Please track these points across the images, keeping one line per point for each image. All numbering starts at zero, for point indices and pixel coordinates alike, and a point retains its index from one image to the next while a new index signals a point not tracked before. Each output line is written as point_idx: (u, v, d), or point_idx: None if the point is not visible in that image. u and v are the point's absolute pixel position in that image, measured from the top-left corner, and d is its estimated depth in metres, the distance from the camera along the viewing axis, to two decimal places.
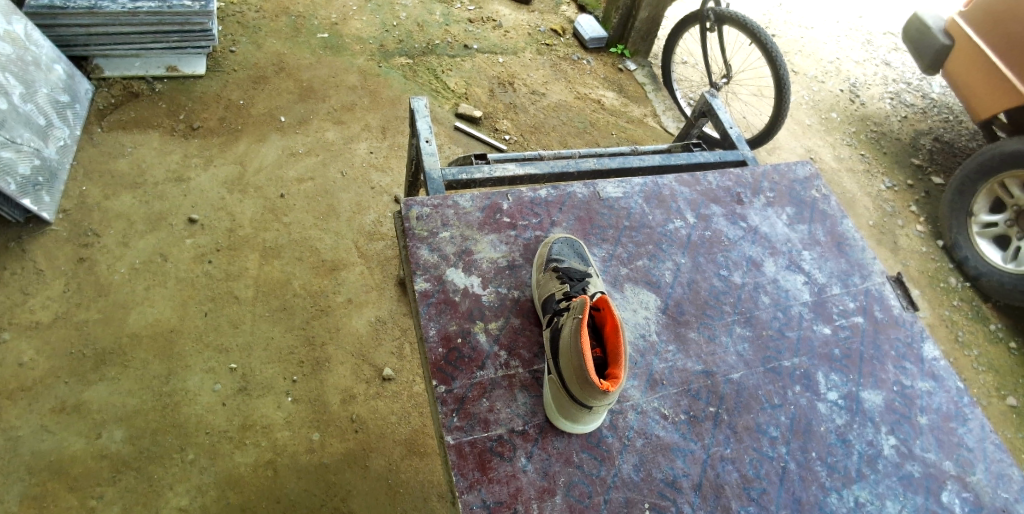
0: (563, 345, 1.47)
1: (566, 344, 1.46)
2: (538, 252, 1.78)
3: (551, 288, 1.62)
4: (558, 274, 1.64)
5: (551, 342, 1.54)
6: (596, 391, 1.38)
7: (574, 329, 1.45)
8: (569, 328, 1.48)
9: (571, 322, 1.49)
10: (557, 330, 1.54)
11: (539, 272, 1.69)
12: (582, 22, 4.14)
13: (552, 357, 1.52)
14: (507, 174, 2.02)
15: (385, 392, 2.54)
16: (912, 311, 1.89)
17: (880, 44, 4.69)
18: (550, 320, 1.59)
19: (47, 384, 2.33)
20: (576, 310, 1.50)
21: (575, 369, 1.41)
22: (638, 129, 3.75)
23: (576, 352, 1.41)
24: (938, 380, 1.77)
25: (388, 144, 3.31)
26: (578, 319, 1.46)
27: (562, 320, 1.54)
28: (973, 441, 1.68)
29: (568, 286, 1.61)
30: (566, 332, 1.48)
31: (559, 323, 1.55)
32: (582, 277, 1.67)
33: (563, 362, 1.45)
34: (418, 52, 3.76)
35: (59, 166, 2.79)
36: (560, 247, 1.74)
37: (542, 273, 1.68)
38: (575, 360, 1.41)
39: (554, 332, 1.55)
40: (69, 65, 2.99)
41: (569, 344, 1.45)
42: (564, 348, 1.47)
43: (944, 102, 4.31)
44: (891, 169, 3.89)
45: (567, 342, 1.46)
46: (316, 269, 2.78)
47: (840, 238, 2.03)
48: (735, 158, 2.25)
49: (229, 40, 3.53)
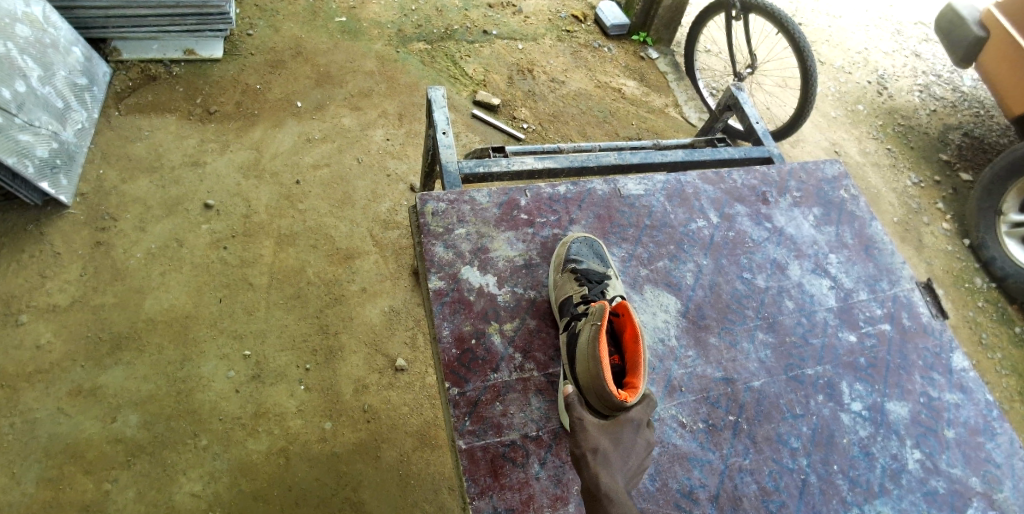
0: (578, 351, 1.44)
1: (582, 352, 1.42)
2: (556, 251, 1.74)
3: (568, 290, 1.59)
4: (576, 275, 1.61)
5: (567, 345, 1.51)
6: (612, 397, 1.36)
7: (591, 336, 1.41)
8: (586, 333, 1.44)
9: (588, 328, 1.45)
10: (574, 334, 1.50)
11: (556, 271, 1.66)
12: (604, 8, 4.05)
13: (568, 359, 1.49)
14: (526, 168, 1.97)
15: (397, 383, 2.52)
16: (941, 320, 1.82)
17: (911, 35, 4.54)
18: (567, 322, 1.55)
19: (64, 367, 2.35)
20: (593, 315, 1.46)
21: (591, 376, 1.39)
22: (658, 120, 3.68)
23: (592, 361, 1.38)
24: (967, 392, 1.71)
25: (404, 131, 3.27)
26: (596, 325, 1.42)
27: (580, 325, 1.50)
28: (1002, 457, 1.63)
29: (585, 289, 1.58)
30: (583, 338, 1.45)
31: (575, 326, 1.51)
32: (601, 278, 1.64)
33: (579, 364, 1.43)
34: (436, 37, 3.70)
35: (76, 149, 2.79)
36: (578, 247, 1.70)
37: (559, 273, 1.65)
38: (592, 368, 1.38)
39: (571, 334, 1.52)
40: (87, 47, 2.98)
41: (585, 352, 1.41)
42: (581, 354, 1.44)
43: (975, 96, 4.17)
44: (918, 164, 3.78)
45: (582, 348, 1.43)
46: (331, 258, 2.76)
47: (869, 241, 1.96)
48: (760, 155, 2.19)
49: (247, 23, 3.50)
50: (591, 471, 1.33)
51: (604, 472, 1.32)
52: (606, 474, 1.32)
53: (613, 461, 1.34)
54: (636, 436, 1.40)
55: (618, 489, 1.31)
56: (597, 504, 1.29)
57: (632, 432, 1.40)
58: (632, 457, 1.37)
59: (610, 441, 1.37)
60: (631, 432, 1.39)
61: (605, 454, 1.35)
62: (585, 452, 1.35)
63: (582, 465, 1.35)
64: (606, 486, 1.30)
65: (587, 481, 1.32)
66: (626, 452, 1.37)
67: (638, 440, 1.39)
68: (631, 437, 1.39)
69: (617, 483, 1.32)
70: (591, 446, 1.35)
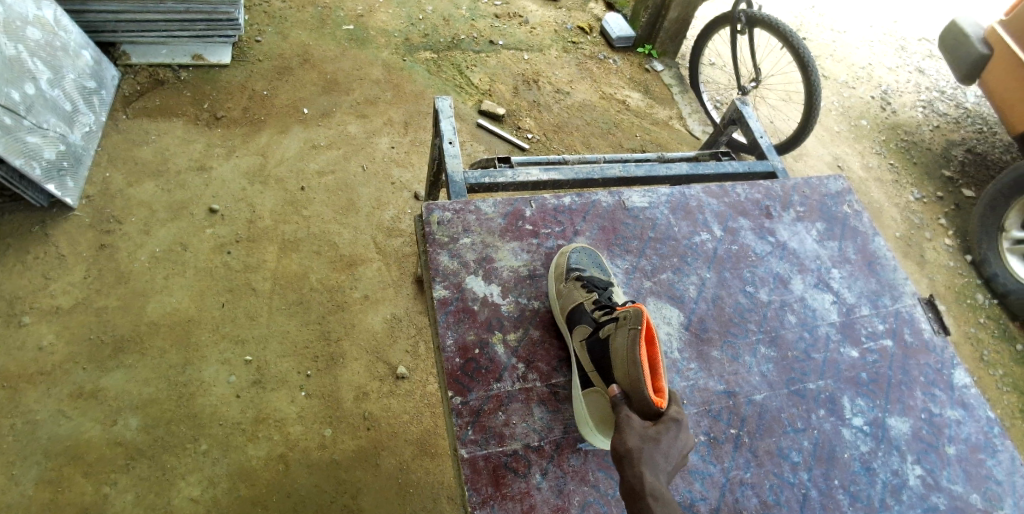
0: (614, 356, 1.42)
1: (619, 356, 1.40)
2: (554, 261, 1.74)
3: (577, 297, 1.59)
4: (583, 283, 1.62)
5: (597, 352, 1.49)
6: (653, 404, 1.35)
7: (629, 339, 1.39)
8: (621, 337, 1.42)
9: (625, 332, 1.42)
10: (605, 340, 1.47)
11: (558, 281, 1.66)
12: (610, 20, 4.08)
13: (601, 364, 1.48)
14: (531, 179, 1.99)
15: (397, 390, 2.53)
16: (943, 336, 1.83)
17: (914, 51, 4.57)
18: (590, 331, 1.53)
19: (66, 369, 2.35)
20: (631, 320, 1.42)
21: (632, 379, 1.37)
22: (663, 132, 3.69)
23: (633, 365, 1.36)
24: (968, 409, 1.71)
25: (409, 139, 3.29)
26: (635, 329, 1.40)
27: (610, 329, 1.48)
28: (1003, 475, 1.63)
29: (595, 295, 1.59)
30: (620, 342, 1.42)
31: (602, 333, 1.49)
32: (604, 284, 1.65)
33: (618, 368, 1.42)
34: (443, 46, 3.73)
35: (84, 152, 2.81)
36: (578, 256, 1.71)
37: (563, 282, 1.65)
38: (631, 371, 1.37)
39: (600, 341, 1.49)
40: (97, 51, 3.01)
41: (623, 356, 1.39)
42: (617, 359, 1.42)
43: (978, 112, 4.19)
44: (921, 180, 3.79)
45: (619, 352, 1.41)
46: (334, 264, 2.77)
47: (872, 256, 1.97)
48: (764, 169, 2.20)
49: (256, 30, 3.53)
50: (634, 471, 1.27)
51: (648, 472, 1.27)
52: (651, 474, 1.27)
53: (657, 460, 1.29)
54: (680, 435, 1.33)
55: (663, 490, 1.26)
56: (640, 505, 1.25)
57: (676, 431, 1.33)
58: (675, 457, 1.31)
59: (655, 441, 1.30)
60: (676, 430, 1.33)
61: (650, 454, 1.29)
62: (628, 451, 1.29)
63: (625, 463, 1.29)
64: (650, 486, 1.25)
65: (630, 479, 1.27)
66: (670, 452, 1.31)
67: (682, 439, 1.34)
68: (675, 436, 1.33)
69: (660, 483, 1.27)
70: (635, 445, 1.30)
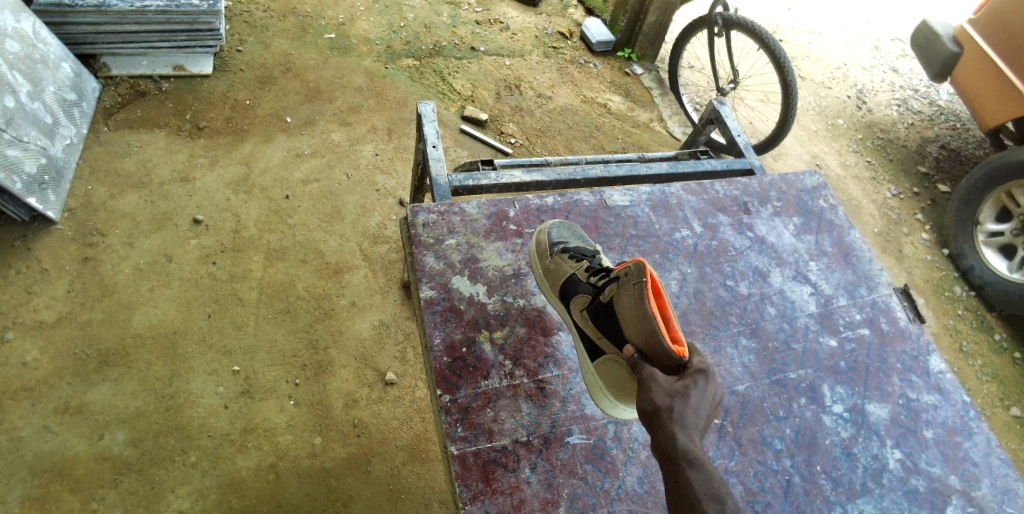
0: (624, 315, 1.44)
1: (629, 314, 1.42)
2: (534, 242, 1.76)
3: (567, 269, 1.64)
4: (570, 254, 1.67)
5: (604, 317, 1.52)
6: (673, 355, 1.36)
7: (636, 294, 1.41)
8: (627, 293, 1.44)
9: (631, 289, 1.43)
10: (611, 301, 1.50)
11: (544, 257, 1.70)
12: (590, 25, 4.13)
13: (611, 328, 1.51)
14: (514, 180, 2.02)
15: (387, 397, 2.53)
16: (919, 324, 1.88)
17: (888, 50, 4.68)
18: (590, 300, 1.58)
19: (50, 384, 2.33)
20: (633, 275, 1.44)
21: (647, 334, 1.38)
22: (644, 134, 3.75)
23: (646, 319, 1.37)
24: (944, 393, 1.76)
25: (393, 146, 3.31)
26: (640, 281, 1.41)
27: (613, 290, 1.50)
28: (979, 456, 1.67)
29: (586, 263, 1.65)
30: (626, 299, 1.43)
31: (604, 297, 1.53)
32: (589, 253, 1.71)
33: (629, 327, 1.43)
34: (424, 53, 3.77)
35: (65, 165, 2.79)
36: (558, 231, 1.75)
37: (549, 258, 1.69)
38: (645, 325, 1.38)
39: (605, 304, 1.53)
40: (77, 63, 3.00)
41: (633, 313, 1.41)
42: (627, 317, 1.44)
43: (952, 109, 4.29)
44: (897, 176, 3.88)
45: (628, 309, 1.43)
46: (320, 272, 2.78)
47: (848, 249, 2.02)
48: (742, 167, 2.26)
49: (237, 39, 3.55)
50: (666, 430, 1.25)
51: (680, 432, 1.25)
52: (683, 435, 1.25)
53: (687, 417, 1.27)
54: (707, 387, 1.32)
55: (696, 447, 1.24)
56: (674, 467, 1.22)
57: (703, 385, 1.32)
58: (704, 412, 1.30)
59: (683, 395, 1.29)
60: (703, 383, 1.32)
61: (680, 411, 1.27)
62: (658, 409, 1.28)
63: (657, 425, 1.27)
64: (684, 446, 1.23)
65: (662, 440, 1.25)
66: (700, 406, 1.30)
67: (710, 391, 1.32)
68: (704, 390, 1.31)
69: (694, 442, 1.25)
70: (666, 405, 1.28)
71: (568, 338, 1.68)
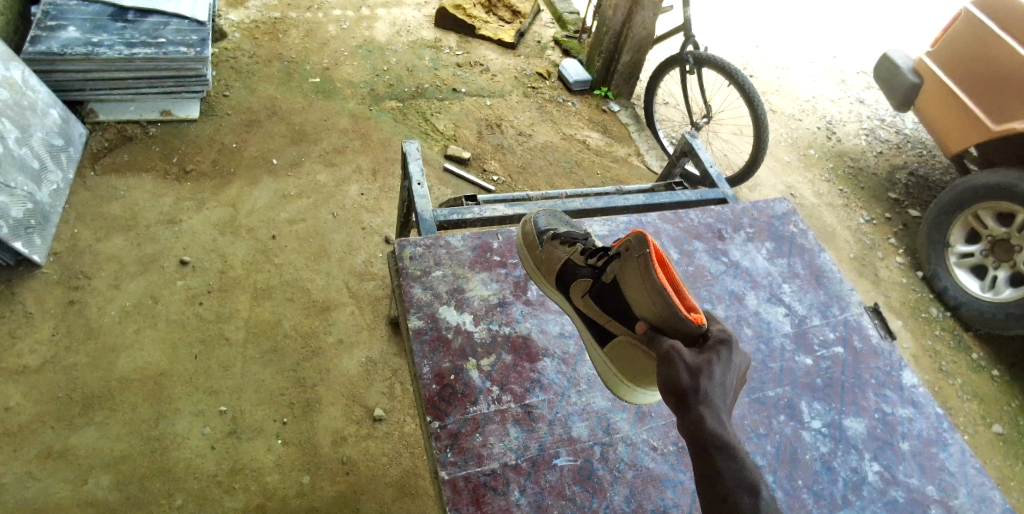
0: (636, 290, 1.47)
1: (639, 288, 1.45)
2: (524, 232, 1.89)
3: (560, 255, 1.75)
4: (561, 240, 1.77)
5: (610, 296, 1.59)
6: (689, 325, 1.38)
7: (643, 267, 1.43)
8: (633, 267, 1.48)
9: (638, 263, 1.46)
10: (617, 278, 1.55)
11: (537, 248, 1.82)
12: (567, 65, 4.30)
13: (618, 306, 1.56)
14: (497, 214, 2.11)
15: (375, 433, 2.53)
16: (889, 341, 1.96)
17: (854, 83, 4.90)
18: (591, 282, 1.65)
19: (33, 428, 2.31)
20: (636, 249, 1.47)
21: (659, 309, 1.41)
22: (622, 169, 3.86)
23: (658, 291, 1.39)
24: (918, 406, 1.83)
25: (378, 185, 3.38)
26: (644, 252, 1.44)
27: (619, 267, 1.53)
28: (955, 466, 1.72)
29: (579, 246, 1.74)
30: (635, 273, 1.47)
31: (607, 276, 1.59)
32: (582, 236, 1.81)
33: (640, 302, 1.47)
34: (407, 95, 3.89)
35: (51, 210, 2.82)
36: (546, 221, 1.88)
37: (540, 248, 1.81)
38: (658, 298, 1.40)
39: (610, 283, 1.59)
40: (65, 110, 3.06)
41: (645, 287, 1.43)
42: (637, 291, 1.47)
43: (917, 137, 4.49)
44: (869, 203, 4.02)
45: (636, 284, 1.47)
46: (307, 310, 2.80)
47: (819, 271, 2.11)
48: (716, 197, 2.36)
49: (223, 85, 3.65)
50: (695, 412, 1.25)
51: (709, 415, 1.24)
52: (712, 416, 1.24)
53: (716, 399, 1.27)
54: (730, 366, 1.33)
55: (726, 432, 1.23)
56: (705, 451, 1.20)
57: (726, 363, 1.33)
58: (729, 392, 1.31)
59: (709, 374, 1.29)
60: (726, 362, 1.33)
61: (709, 393, 1.27)
62: (686, 390, 1.28)
63: (685, 407, 1.27)
64: (714, 427, 1.22)
65: (691, 422, 1.25)
66: (725, 385, 1.31)
67: (733, 370, 1.34)
68: (727, 369, 1.32)
69: (723, 425, 1.24)
70: (692, 386, 1.28)
71: (553, 363, 1.73)
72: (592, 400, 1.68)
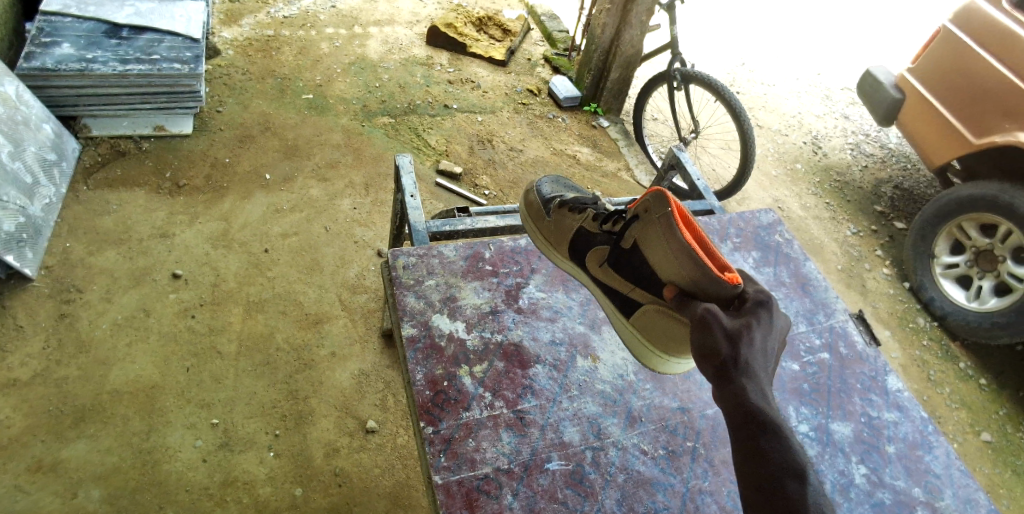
0: (663, 251, 1.54)
1: (667, 249, 1.52)
2: (529, 200, 1.99)
3: (572, 223, 1.85)
4: (569, 207, 1.85)
5: (630, 262, 1.68)
6: (723, 285, 1.45)
7: (667, 227, 1.52)
8: (655, 229, 1.56)
9: (662, 223, 1.54)
10: (638, 242, 1.64)
11: (545, 218, 1.92)
12: (557, 82, 4.37)
13: (641, 270, 1.66)
14: (489, 225, 2.15)
15: (368, 445, 2.53)
16: (874, 347, 2.00)
17: (838, 99, 5.02)
18: (608, 250, 1.75)
19: (23, 442, 2.29)
20: (656, 210, 1.55)
21: (688, 270, 1.48)
22: (613, 183, 3.92)
23: (686, 250, 1.47)
24: (903, 410, 1.86)
25: (371, 200, 3.40)
26: (666, 212, 1.52)
27: (642, 229, 1.61)
28: (940, 468, 1.75)
29: (590, 211, 1.81)
30: (660, 234, 1.54)
31: (627, 242, 1.68)
32: (589, 199, 1.87)
33: (666, 265, 1.55)
34: (400, 111, 3.94)
35: (44, 223, 2.82)
36: (549, 189, 1.97)
37: (547, 218, 1.92)
38: (687, 256, 1.47)
39: (629, 249, 1.68)
40: (58, 124, 3.07)
41: (673, 247, 1.50)
42: (664, 253, 1.54)
43: (901, 152, 4.59)
44: (855, 216, 4.09)
45: (660, 246, 1.55)
46: (299, 323, 2.81)
47: (804, 279, 2.15)
48: (702, 208, 2.42)
49: (216, 101, 3.68)
50: (737, 383, 1.29)
51: (750, 385, 1.29)
52: (754, 385, 1.29)
53: (756, 370, 1.32)
54: (767, 336, 1.38)
55: (767, 404, 1.26)
56: (747, 424, 1.24)
57: (763, 333, 1.38)
58: (767, 360, 1.36)
59: (748, 343, 1.34)
60: (763, 331, 1.38)
61: (750, 364, 1.32)
62: (728, 360, 1.32)
63: (726, 378, 1.31)
64: (756, 396, 1.27)
65: (733, 392, 1.29)
66: (764, 354, 1.36)
67: (770, 338, 1.38)
68: (765, 338, 1.37)
69: (765, 395, 1.29)
70: (732, 357, 1.32)
71: (544, 370, 1.75)
72: (583, 406, 1.71)
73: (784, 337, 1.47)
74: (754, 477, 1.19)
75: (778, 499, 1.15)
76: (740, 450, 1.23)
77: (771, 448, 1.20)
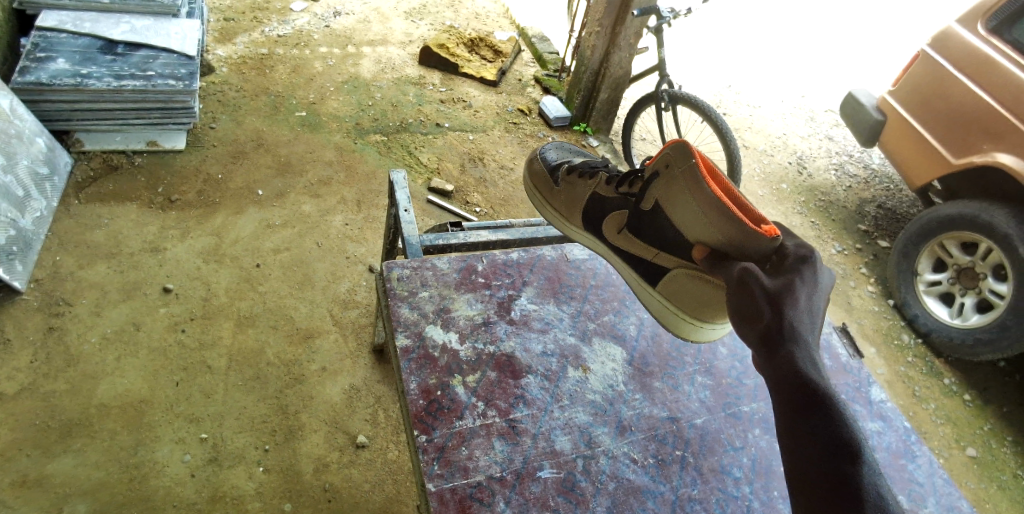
0: (692, 206, 1.59)
1: (694, 203, 1.58)
2: (536, 170, 2.13)
3: (587, 189, 1.95)
4: (584, 174, 1.95)
5: (654, 223, 1.74)
6: (762, 239, 1.46)
7: (693, 181, 1.58)
8: (679, 184, 1.63)
9: (687, 175, 1.60)
10: (660, 202, 1.71)
11: (556, 188, 2.05)
12: (547, 102, 4.46)
13: (664, 231, 1.72)
14: (481, 240, 2.20)
15: (358, 460, 2.52)
16: (857, 359, 2.06)
17: (822, 121, 5.15)
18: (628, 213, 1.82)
19: (8, 456, 2.27)
20: (678, 163, 1.62)
21: (717, 223, 1.53)
22: None
23: (716, 202, 1.52)
24: (887, 420, 1.91)
25: (363, 216, 3.43)
26: (690, 164, 1.59)
27: (665, 185, 1.68)
28: (923, 477, 1.79)
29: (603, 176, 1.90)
30: (685, 187, 1.60)
31: (648, 203, 1.74)
32: (600, 166, 2.00)
33: (692, 221, 1.62)
34: (392, 129, 3.99)
35: (34, 236, 2.82)
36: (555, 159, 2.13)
37: (559, 188, 2.05)
38: (716, 208, 1.52)
39: (651, 209, 1.74)
40: (51, 138, 3.09)
41: (702, 200, 1.56)
42: (691, 208, 1.60)
43: (883, 172, 4.71)
44: (840, 234, 4.17)
45: (685, 200, 1.61)
46: (290, 338, 2.82)
47: None
48: None
49: (210, 117, 3.72)
50: (785, 350, 1.27)
51: (798, 352, 1.26)
52: (801, 351, 1.26)
53: (803, 334, 1.29)
54: (811, 298, 1.37)
55: (818, 371, 1.24)
56: (790, 401, 1.22)
57: (806, 296, 1.36)
58: (813, 321, 1.34)
59: (792, 306, 1.32)
60: (806, 293, 1.36)
61: (796, 329, 1.29)
62: (771, 326, 1.31)
63: (773, 346, 1.29)
64: (805, 362, 1.24)
65: (781, 361, 1.26)
66: (809, 315, 1.34)
67: (813, 300, 1.37)
68: (808, 301, 1.35)
69: (814, 361, 1.26)
70: (778, 324, 1.30)
71: (536, 380, 1.77)
72: (574, 415, 1.73)
73: (830, 295, 1.46)
74: (799, 459, 1.17)
75: (830, 477, 1.12)
76: (782, 427, 1.22)
77: (815, 426, 1.17)
